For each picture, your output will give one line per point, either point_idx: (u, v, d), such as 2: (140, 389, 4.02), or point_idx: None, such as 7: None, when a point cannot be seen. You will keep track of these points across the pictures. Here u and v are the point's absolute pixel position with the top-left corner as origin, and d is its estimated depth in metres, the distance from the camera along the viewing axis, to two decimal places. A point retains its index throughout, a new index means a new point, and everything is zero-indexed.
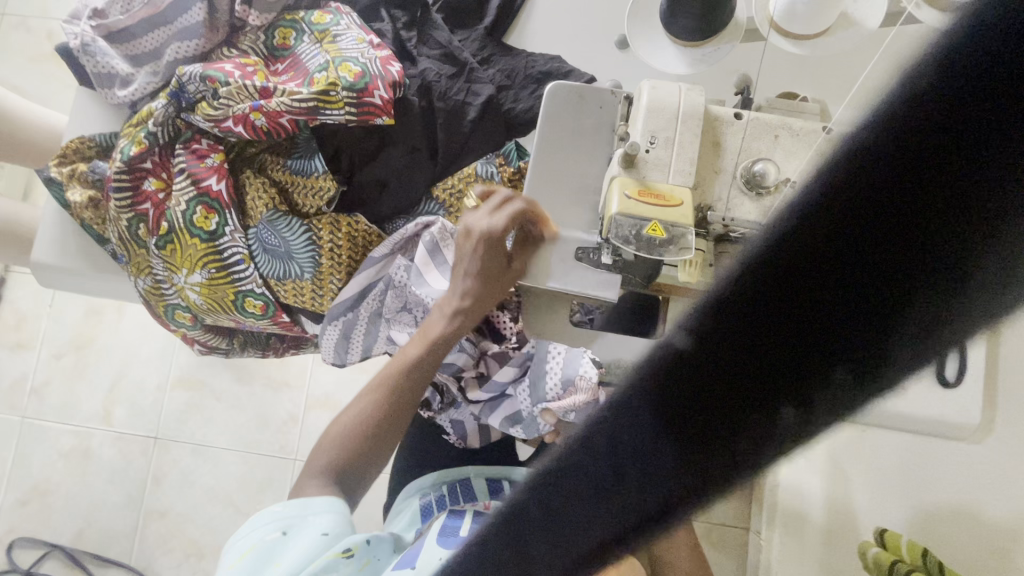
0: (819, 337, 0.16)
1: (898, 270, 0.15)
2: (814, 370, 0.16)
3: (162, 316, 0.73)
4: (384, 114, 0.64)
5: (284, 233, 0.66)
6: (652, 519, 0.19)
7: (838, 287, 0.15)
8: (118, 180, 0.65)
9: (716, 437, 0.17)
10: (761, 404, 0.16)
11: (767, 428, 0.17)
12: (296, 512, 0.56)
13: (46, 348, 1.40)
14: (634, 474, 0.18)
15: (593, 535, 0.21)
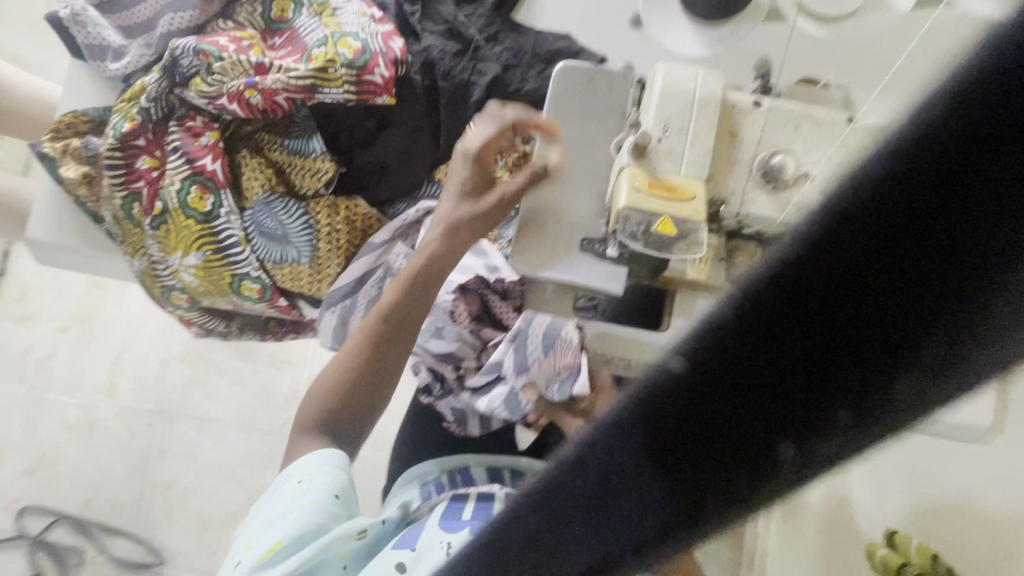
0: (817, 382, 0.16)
1: (887, 311, 0.15)
2: (813, 409, 0.16)
3: (159, 297, 0.72)
4: (384, 93, 0.62)
5: (280, 216, 0.65)
6: (660, 533, 0.19)
7: (840, 329, 0.16)
8: (110, 158, 0.63)
9: (717, 467, 0.18)
10: (763, 436, 0.17)
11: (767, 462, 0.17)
12: (314, 471, 0.54)
13: (50, 321, 1.40)
14: (627, 489, 0.19)
15: (602, 544, 0.21)
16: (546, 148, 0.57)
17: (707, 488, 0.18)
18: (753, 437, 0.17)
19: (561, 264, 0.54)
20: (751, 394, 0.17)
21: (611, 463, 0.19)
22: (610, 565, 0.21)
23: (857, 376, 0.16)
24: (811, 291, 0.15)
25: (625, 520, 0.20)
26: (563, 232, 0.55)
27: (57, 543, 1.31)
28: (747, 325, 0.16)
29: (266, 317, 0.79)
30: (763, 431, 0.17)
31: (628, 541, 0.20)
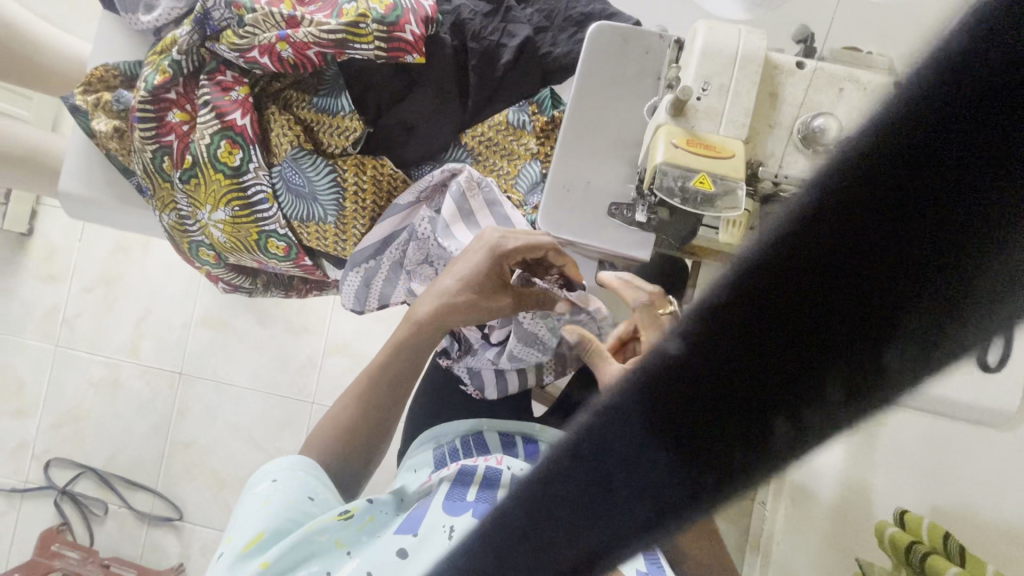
0: (812, 349, 0.17)
1: (877, 281, 0.17)
2: (810, 382, 0.17)
3: (186, 252, 0.74)
4: (415, 52, 0.61)
5: (308, 173, 0.65)
6: (689, 496, 0.19)
7: (841, 295, 0.17)
8: (142, 110, 0.64)
9: (727, 439, 0.18)
10: (759, 410, 0.17)
11: (762, 440, 0.17)
12: (289, 471, 0.57)
13: (77, 280, 1.43)
14: (643, 484, 0.19)
15: (648, 506, 0.20)
16: (579, 108, 0.56)
17: (719, 448, 0.18)
18: (765, 401, 0.17)
19: (586, 229, 0.55)
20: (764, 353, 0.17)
21: (633, 429, 0.19)
22: (651, 527, 0.20)
23: (857, 338, 0.16)
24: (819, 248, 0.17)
25: (655, 484, 0.19)
26: (591, 196, 0.55)
27: (83, 494, 1.36)
28: (756, 279, 0.17)
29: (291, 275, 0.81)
30: (778, 396, 0.17)
31: (662, 501, 0.19)
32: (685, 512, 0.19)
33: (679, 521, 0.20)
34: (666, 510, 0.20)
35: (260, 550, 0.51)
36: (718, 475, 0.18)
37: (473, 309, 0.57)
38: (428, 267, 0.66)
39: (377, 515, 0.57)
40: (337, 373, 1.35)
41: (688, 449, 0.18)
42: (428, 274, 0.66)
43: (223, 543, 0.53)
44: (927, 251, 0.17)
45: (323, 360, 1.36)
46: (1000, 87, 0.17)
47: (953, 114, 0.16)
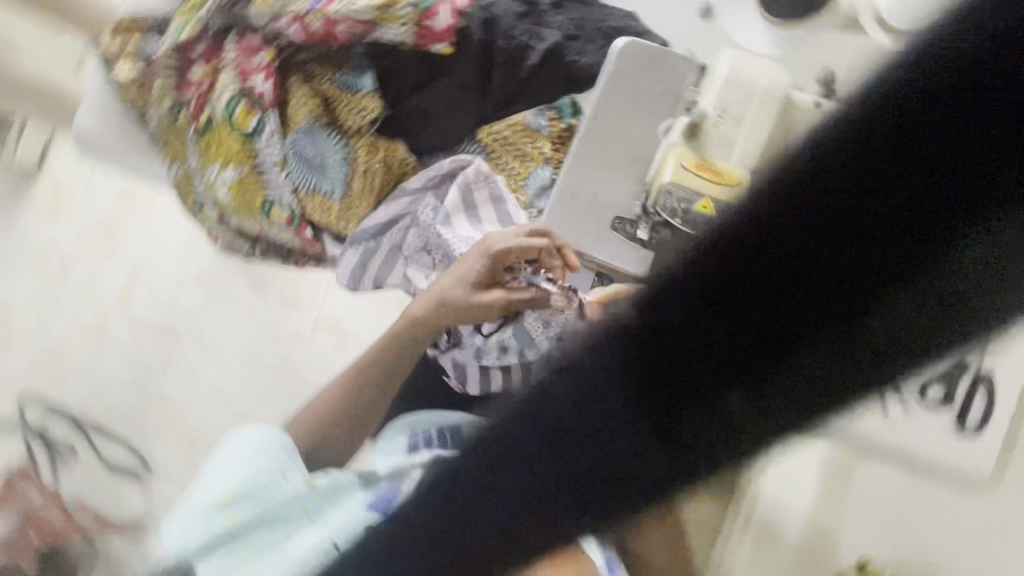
0: (759, 341, 0.23)
1: (808, 293, 0.23)
2: (751, 363, 0.23)
3: (190, 207, 0.74)
4: (443, 42, 0.62)
5: (322, 146, 0.67)
6: (625, 449, 0.24)
7: (779, 300, 0.23)
8: (166, 61, 0.64)
9: (696, 402, 0.24)
10: (716, 382, 0.24)
11: (722, 401, 0.24)
12: (268, 443, 0.59)
13: (77, 222, 1.43)
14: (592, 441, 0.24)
15: (586, 451, 0.24)
16: (596, 118, 0.56)
17: (694, 402, 0.24)
18: (722, 377, 0.24)
19: (584, 239, 0.55)
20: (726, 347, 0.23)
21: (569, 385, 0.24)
22: (592, 468, 0.24)
23: (786, 334, 0.23)
24: (765, 277, 0.23)
25: (592, 428, 0.24)
26: (595, 207, 0.56)
27: None
28: (703, 288, 0.23)
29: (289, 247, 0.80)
30: (726, 372, 0.24)
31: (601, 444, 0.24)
32: (614, 451, 0.24)
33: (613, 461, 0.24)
34: (608, 445, 0.24)
35: (232, 512, 0.55)
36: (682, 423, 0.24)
37: (461, 309, 0.55)
38: (426, 256, 0.66)
39: (341, 489, 0.57)
40: (323, 350, 1.34)
41: (634, 398, 0.24)
42: (426, 262, 0.66)
43: (203, 494, 0.57)
44: (853, 270, 0.22)
45: (311, 334, 1.35)
46: (903, 139, 0.22)
47: (858, 168, 0.22)
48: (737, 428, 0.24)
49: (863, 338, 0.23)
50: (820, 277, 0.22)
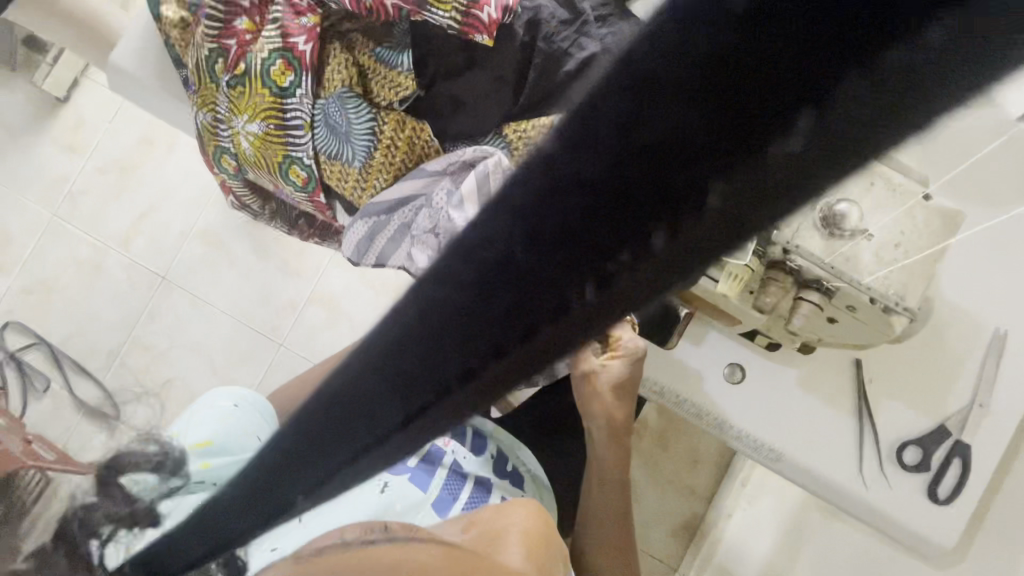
0: (664, 177, 0.20)
1: (715, 129, 0.20)
2: (654, 200, 0.19)
3: (209, 155, 0.74)
4: (485, 34, 0.63)
5: (350, 114, 0.67)
6: (525, 334, 0.19)
7: (681, 138, 0.20)
8: (212, 9, 0.65)
9: (589, 254, 0.19)
10: (619, 232, 0.19)
11: (641, 245, 0.19)
12: (252, 402, 0.64)
13: (94, 159, 1.43)
14: (481, 327, 0.20)
15: (464, 347, 0.20)
16: None
17: (597, 252, 0.19)
18: (623, 220, 0.19)
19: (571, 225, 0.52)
20: (632, 177, 0.20)
21: (471, 275, 0.20)
22: (473, 374, 0.20)
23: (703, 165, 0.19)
24: (667, 98, 0.20)
25: (483, 331, 0.20)
26: None
27: None
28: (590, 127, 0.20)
29: (299, 214, 0.82)
30: (626, 212, 0.20)
31: (491, 348, 0.20)
32: (507, 362, 0.20)
33: (507, 377, 0.20)
34: (499, 353, 0.20)
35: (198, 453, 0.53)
36: (587, 279, 0.19)
37: None
38: (432, 237, 0.58)
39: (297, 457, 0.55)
40: (313, 322, 1.34)
41: (520, 279, 0.20)
42: (431, 244, 0.58)
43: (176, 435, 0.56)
44: (753, 104, 0.20)
45: (304, 306, 1.37)
46: None
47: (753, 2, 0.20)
48: (643, 274, 0.19)
49: (806, 161, 0.18)
50: (715, 113, 0.20)
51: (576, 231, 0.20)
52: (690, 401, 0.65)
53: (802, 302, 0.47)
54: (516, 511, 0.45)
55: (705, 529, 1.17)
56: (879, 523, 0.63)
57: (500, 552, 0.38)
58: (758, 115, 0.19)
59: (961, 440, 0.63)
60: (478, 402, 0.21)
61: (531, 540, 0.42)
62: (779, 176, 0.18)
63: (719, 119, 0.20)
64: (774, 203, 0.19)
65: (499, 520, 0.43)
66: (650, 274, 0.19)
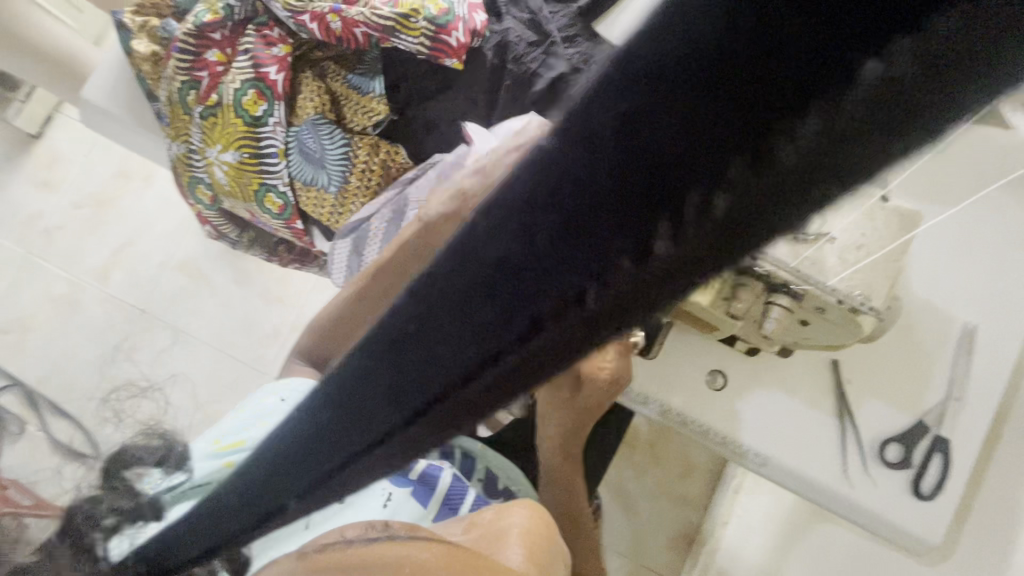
0: (650, 188, 0.15)
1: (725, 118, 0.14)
2: (636, 218, 0.15)
3: (184, 187, 0.74)
4: (453, 57, 0.67)
5: (323, 140, 0.69)
6: (515, 341, 0.16)
7: (679, 127, 0.14)
8: (183, 43, 0.65)
9: (562, 276, 0.15)
10: (594, 257, 0.15)
11: (616, 271, 0.15)
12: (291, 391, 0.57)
13: (69, 194, 1.42)
14: (456, 327, 0.16)
15: (454, 350, 0.16)
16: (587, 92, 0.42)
17: (570, 271, 0.15)
18: (594, 245, 0.15)
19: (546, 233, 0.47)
20: (638, 170, 0.15)
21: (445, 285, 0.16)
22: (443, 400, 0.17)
23: (697, 174, 0.14)
24: (663, 83, 0.14)
25: (445, 355, 0.16)
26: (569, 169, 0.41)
27: None
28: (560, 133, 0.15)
29: (278, 241, 0.82)
30: (603, 233, 0.15)
31: (464, 369, 0.16)
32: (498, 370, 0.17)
33: (483, 399, 0.17)
34: (493, 361, 0.16)
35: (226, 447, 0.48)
36: (581, 283, 0.15)
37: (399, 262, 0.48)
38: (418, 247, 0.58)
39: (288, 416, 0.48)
40: None
41: (515, 279, 0.16)
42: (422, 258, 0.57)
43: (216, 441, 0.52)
44: (777, 76, 0.14)
45: (287, 333, 1.34)
46: None
47: None
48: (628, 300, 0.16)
49: (822, 171, 0.14)
50: (731, 97, 0.14)
51: (554, 248, 0.15)
52: (675, 410, 0.65)
53: (773, 306, 0.48)
54: (520, 510, 0.44)
55: (702, 538, 1.16)
56: (866, 522, 0.63)
57: (499, 550, 0.38)
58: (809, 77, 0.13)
59: (940, 435, 0.64)
60: (447, 427, 0.18)
61: (532, 538, 0.40)
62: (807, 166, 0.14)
63: (755, 86, 0.14)
64: (788, 208, 0.14)
65: (499, 522, 0.42)
66: (644, 289, 0.16)
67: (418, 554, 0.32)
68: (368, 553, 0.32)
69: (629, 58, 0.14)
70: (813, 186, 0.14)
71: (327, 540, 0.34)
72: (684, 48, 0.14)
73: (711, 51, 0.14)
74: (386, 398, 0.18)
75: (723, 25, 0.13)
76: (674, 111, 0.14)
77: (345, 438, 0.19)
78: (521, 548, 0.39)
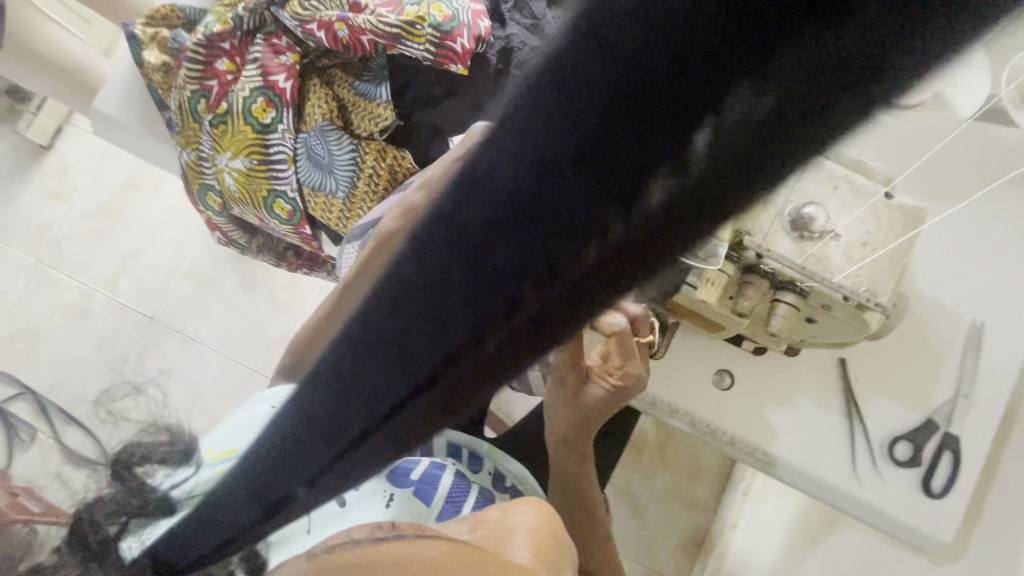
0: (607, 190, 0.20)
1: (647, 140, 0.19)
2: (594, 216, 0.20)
3: (194, 194, 0.75)
4: (459, 63, 0.69)
5: (331, 146, 0.69)
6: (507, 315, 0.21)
7: (621, 148, 0.20)
8: (194, 52, 0.67)
9: (547, 255, 0.20)
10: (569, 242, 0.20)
11: (580, 252, 0.20)
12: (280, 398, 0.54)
13: (78, 204, 1.44)
14: (464, 307, 0.22)
15: (462, 328, 0.22)
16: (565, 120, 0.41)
17: (551, 254, 0.20)
18: (569, 232, 0.20)
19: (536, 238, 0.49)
20: (621, 153, 0.20)
21: (482, 256, 0.22)
22: (465, 353, 0.22)
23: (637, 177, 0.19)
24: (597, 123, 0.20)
25: (458, 327, 0.22)
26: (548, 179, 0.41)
27: None
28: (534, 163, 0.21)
29: (286, 246, 0.84)
30: (571, 227, 0.20)
31: (472, 337, 0.22)
32: (501, 340, 0.21)
33: (493, 363, 0.22)
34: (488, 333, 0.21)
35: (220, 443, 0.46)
36: (585, 240, 0.19)
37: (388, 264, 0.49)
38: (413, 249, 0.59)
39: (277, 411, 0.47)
40: None
41: (507, 266, 0.21)
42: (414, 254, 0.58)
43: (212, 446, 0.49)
44: (687, 107, 0.19)
45: None
46: None
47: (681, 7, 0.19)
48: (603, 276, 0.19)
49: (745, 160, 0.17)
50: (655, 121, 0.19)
51: (537, 241, 0.21)
52: (682, 410, 0.65)
53: (778, 303, 0.49)
54: (525, 509, 0.44)
55: (711, 541, 1.15)
56: (881, 522, 0.63)
57: (507, 547, 0.38)
58: (742, 73, 0.18)
59: (950, 432, 0.64)
60: (468, 385, 0.23)
61: (539, 536, 0.40)
62: (750, 133, 0.17)
63: (674, 112, 0.19)
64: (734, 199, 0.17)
65: (505, 520, 0.42)
66: (631, 252, 0.18)
67: (427, 552, 0.32)
68: (375, 553, 0.32)
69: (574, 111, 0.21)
70: (751, 170, 0.17)
71: (334, 542, 0.34)
72: (608, 103, 0.20)
73: (633, 100, 0.20)
74: (413, 360, 0.23)
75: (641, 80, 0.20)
76: (614, 137, 0.20)
77: (384, 390, 0.23)
78: (528, 545, 0.39)
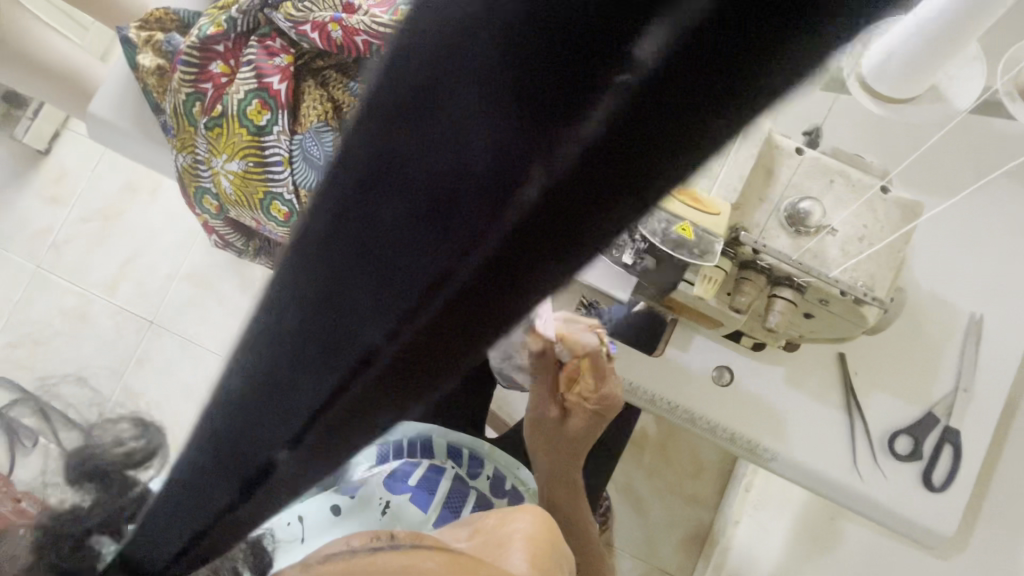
0: (482, 177, 0.19)
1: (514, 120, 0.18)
2: (475, 209, 0.19)
3: (191, 197, 0.75)
4: None
5: (327, 147, 0.68)
6: (402, 316, 0.20)
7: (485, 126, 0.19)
8: (188, 55, 0.67)
9: (428, 247, 0.19)
10: (445, 237, 0.19)
11: (465, 248, 0.19)
12: None
13: (77, 208, 1.44)
14: (353, 313, 0.20)
15: (354, 333, 0.20)
16: None
17: (431, 249, 0.19)
18: (444, 221, 0.19)
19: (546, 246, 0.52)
20: (494, 136, 0.18)
21: (340, 260, 0.20)
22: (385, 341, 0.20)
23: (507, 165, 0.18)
24: (462, 100, 0.19)
25: (341, 332, 0.21)
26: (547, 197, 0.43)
27: None
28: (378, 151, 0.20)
29: (284, 249, 0.84)
30: (448, 220, 0.19)
31: (358, 347, 0.20)
32: (396, 345, 0.20)
33: (394, 371, 0.21)
34: (387, 338, 0.20)
35: None
36: (468, 237, 0.19)
37: None
38: None
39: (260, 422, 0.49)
40: None
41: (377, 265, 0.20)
42: None
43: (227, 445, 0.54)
44: (556, 82, 0.17)
45: None
46: None
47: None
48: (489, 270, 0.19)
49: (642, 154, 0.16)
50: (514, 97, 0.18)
51: (414, 230, 0.20)
52: (682, 407, 0.65)
53: (776, 299, 0.48)
54: (522, 515, 0.43)
55: (713, 538, 1.16)
56: (882, 517, 0.63)
57: (502, 557, 0.38)
58: (617, 9, 0.16)
59: (950, 427, 0.63)
60: (388, 386, 0.21)
61: (536, 545, 0.40)
62: (626, 122, 0.16)
63: (548, 85, 0.17)
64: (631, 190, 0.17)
65: (502, 528, 0.42)
66: (517, 250, 0.18)
67: (421, 563, 0.32)
68: (371, 562, 0.32)
69: (436, 83, 0.19)
70: (644, 167, 0.17)
71: (333, 549, 0.35)
72: (475, 75, 0.18)
73: (505, 74, 0.18)
74: (317, 370, 0.21)
75: (505, 51, 0.18)
76: (480, 113, 0.18)
77: (318, 375, 0.21)
78: (524, 554, 0.39)
